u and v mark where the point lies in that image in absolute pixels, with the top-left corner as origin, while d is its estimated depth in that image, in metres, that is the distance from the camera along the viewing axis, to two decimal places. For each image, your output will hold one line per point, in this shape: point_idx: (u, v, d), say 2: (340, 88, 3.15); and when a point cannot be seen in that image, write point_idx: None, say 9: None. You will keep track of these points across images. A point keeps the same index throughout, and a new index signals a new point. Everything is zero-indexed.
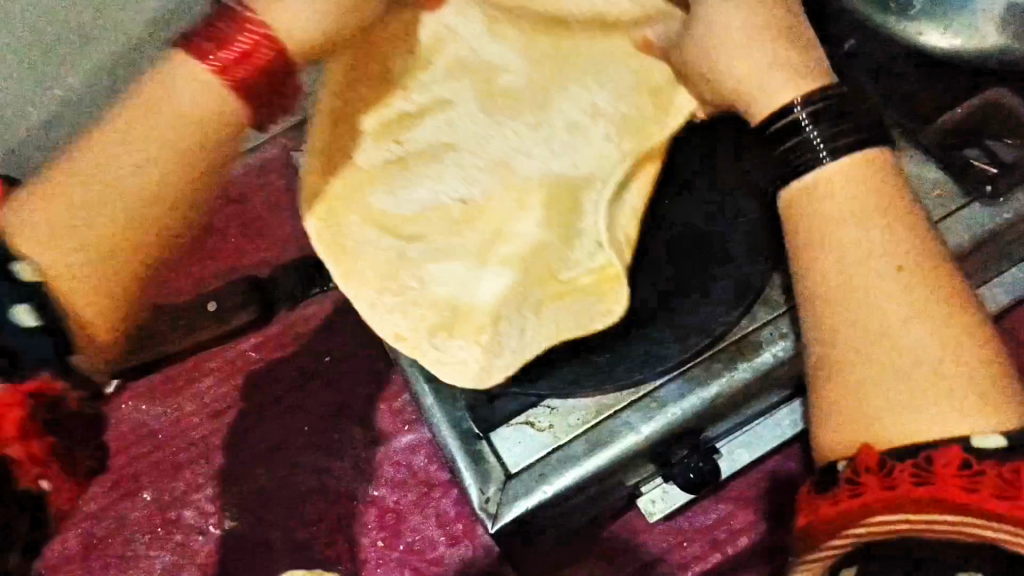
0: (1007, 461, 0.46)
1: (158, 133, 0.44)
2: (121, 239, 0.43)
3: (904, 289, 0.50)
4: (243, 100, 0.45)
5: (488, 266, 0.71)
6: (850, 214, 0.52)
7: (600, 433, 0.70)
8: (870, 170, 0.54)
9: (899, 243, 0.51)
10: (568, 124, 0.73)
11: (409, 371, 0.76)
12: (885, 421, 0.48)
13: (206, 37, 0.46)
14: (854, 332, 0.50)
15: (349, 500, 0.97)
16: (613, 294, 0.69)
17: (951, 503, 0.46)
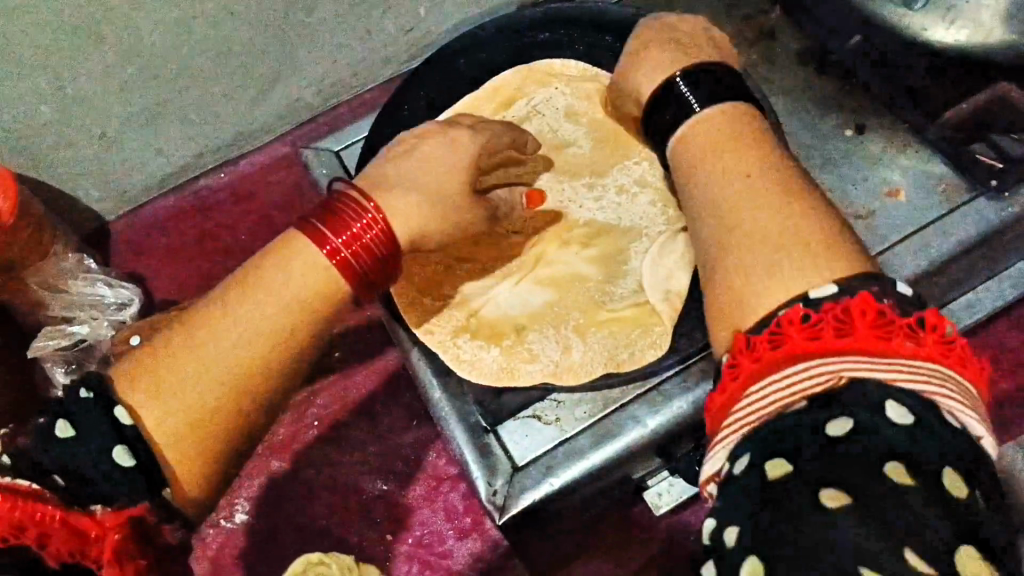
0: (841, 304, 0.45)
1: (259, 317, 0.54)
2: (185, 407, 0.52)
3: (746, 188, 0.53)
4: (348, 278, 0.56)
5: (531, 290, 0.75)
6: (709, 143, 0.57)
7: (606, 426, 0.71)
8: (737, 116, 0.58)
9: (743, 160, 0.54)
10: (617, 186, 0.79)
11: (416, 366, 0.77)
12: (745, 288, 0.49)
13: (325, 222, 0.56)
14: (717, 240, 0.52)
15: (359, 494, 0.93)
16: (646, 330, 0.71)
17: (801, 352, 0.45)
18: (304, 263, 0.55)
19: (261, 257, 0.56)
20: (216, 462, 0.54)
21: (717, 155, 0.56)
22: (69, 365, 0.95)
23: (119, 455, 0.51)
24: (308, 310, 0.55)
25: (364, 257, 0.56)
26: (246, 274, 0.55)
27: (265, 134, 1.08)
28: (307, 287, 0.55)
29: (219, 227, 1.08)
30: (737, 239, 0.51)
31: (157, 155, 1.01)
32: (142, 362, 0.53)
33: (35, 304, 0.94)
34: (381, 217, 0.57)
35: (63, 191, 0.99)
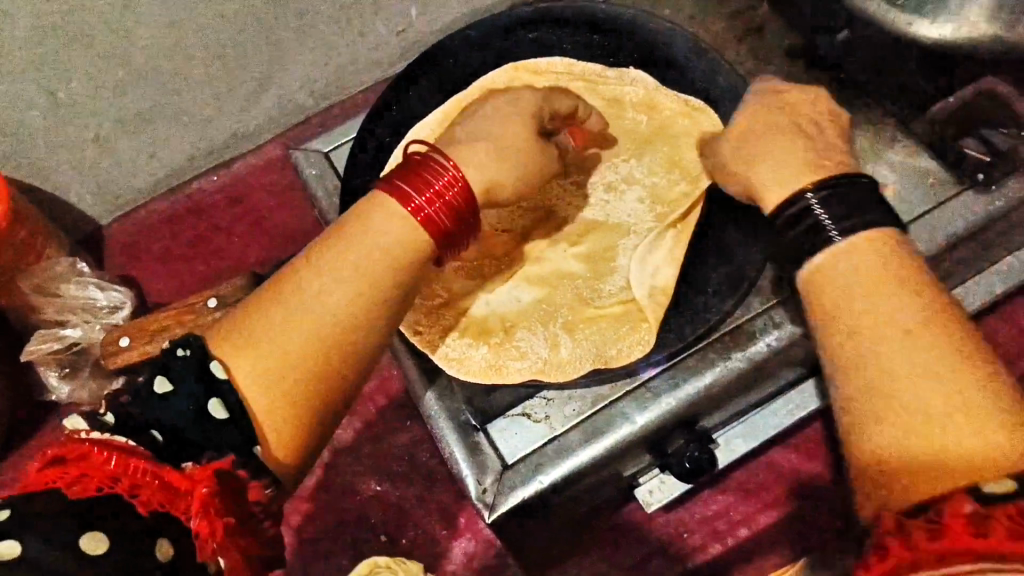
0: (1009, 505, 0.39)
1: (359, 272, 0.51)
2: (293, 362, 0.49)
3: (905, 352, 0.46)
4: (433, 228, 0.54)
5: (518, 286, 0.76)
6: (869, 285, 0.49)
7: (596, 423, 0.71)
8: (883, 252, 0.50)
9: (900, 307, 0.47)
10: (606, 184, 0.79)
11: (405, 363, 0.78)
12: (906, 466, 0.44)
13: (409, 182, 0.55)
14: (888, 411, 0.46)
15: (353, 494, 0.93)
16: (635, 328, 0.71)
17: (958, 551, 0.38)
18: (396, 216, 0.53)
19: (350, 218, 0.54)
20: (313, 419, 0.50)
21: (887, 300, 0.48)
22: (63, 368, 0.96)
23: (213, 408, 0.48)
24: (400, 264, 0.52)
25: (448, 212, 0.55)
26: (342, 232, 0.53)
27: (258, 136, 1.08)
28: (396, 243, 0.52)
29: (212, 230, 1.09)
30: (906, 398, 0.45)
31: (150, 159, 1.02)
32: (232, 322, 0.50)
33: (28, 308, 0.94)
34: (459, 177, 0.56)
35: (57, 194, 0.99)
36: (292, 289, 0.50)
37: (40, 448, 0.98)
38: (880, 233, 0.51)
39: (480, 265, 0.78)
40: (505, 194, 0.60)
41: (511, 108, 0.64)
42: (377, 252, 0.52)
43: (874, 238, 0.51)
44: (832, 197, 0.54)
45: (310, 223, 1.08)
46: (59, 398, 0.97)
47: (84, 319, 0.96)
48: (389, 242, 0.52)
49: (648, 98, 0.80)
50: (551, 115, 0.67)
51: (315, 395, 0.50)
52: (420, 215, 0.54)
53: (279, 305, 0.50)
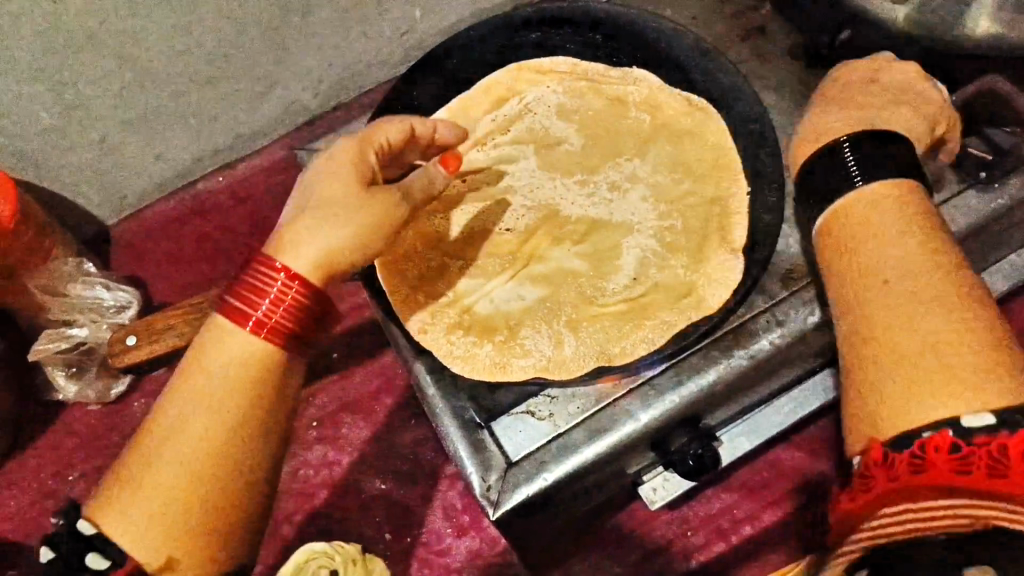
0: (992, 440, 0.45)
1: (207, 407, 0.54)
2: (166, 502, 0.53)
3: (901, 299, 0.51)
4: (277, 336, 0.55)
5: (522, 283, 0.77)
6: (873, 234, 0.55)
7: (600, 421, 0.70)
8: (902, 211, 0.56)
9: (907, 261, 0.52)
10: (609, 183, 0.80)
11: (410, 363, 0.76)
12: (894, 406, 0.48)
13: (242, 297, 0.56)
14: (885, 347, 0.50)
15: (358, 493, 0.93)
16: (641, 324, 0.72)
17: (939, 483, 0.46)
18: (233, 338, 0.55)
19: (192, 353, 0.56)
20: (212, 546, 0.54)
21: (881, 248, 0.54)
22: (69, 368, 0.96)
23: (93, 560, 0.52)
24: (247, 382, 0.55)
25: (292, 315, 0.55)
26: (187, 369, 0.55)
27: (264, 136, 1.08)
28: (240, 367, 0.55)
29: (219, 230, 1.09)
30: (901, 339, 0.50)
31: (156, 160, 1.03)
32: (109, 484, 0.55)
33: (36, 308, 0.95)
34: (294, 275, 0.55)
35: (63, 195, 1.00)
36: (154, 441, 0.54)
37: (47, 447, 0.99)
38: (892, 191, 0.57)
39: (484, 261, 0.79)
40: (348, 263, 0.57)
41: (335, 165, 0.61)
42: (221, 380, 0.54)
43: (885, 195, 0.57)
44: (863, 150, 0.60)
45: None
46: (65, 397, 0.98)
47: (91, 319, 0.96)
48: (232, 365, 0.55)
49: (651, 97, 0.81)
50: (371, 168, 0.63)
51: (198, 525, 0.53)
52: (264, 330, 0.55)
53: (145, 456, 0.54)
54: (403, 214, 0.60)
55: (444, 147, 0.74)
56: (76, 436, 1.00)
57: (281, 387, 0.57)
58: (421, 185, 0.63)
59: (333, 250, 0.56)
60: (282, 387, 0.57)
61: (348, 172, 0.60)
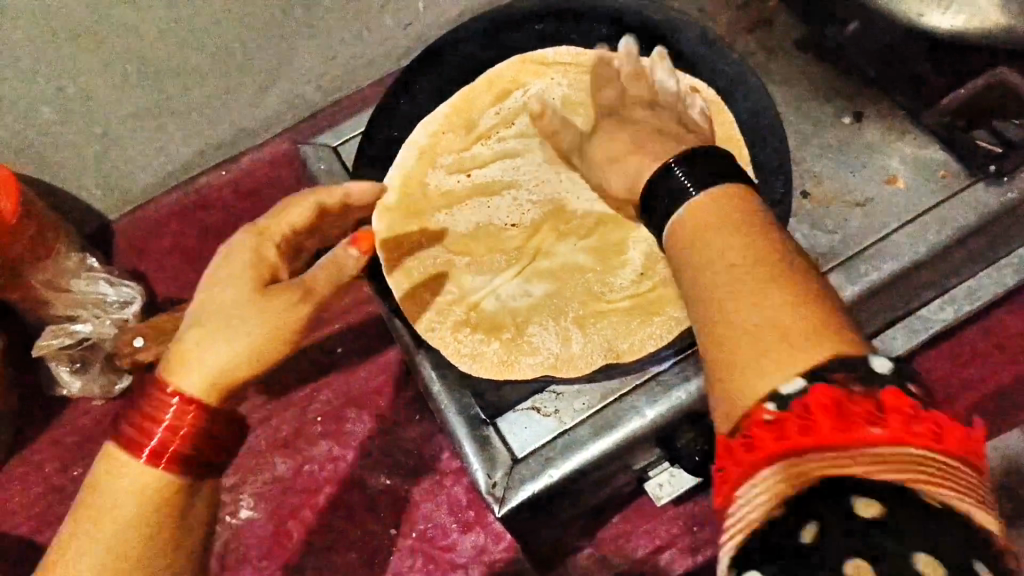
0: (869, 391, 0.38)
1: (106, 536, 0.53)
2: None
3: (747, 284, 0.42)
4: (178, 465, 0.53)
5: (528, 278, 0.77)
6: (712, 225, 0.45)
7: (607, 417, 0.70)
8: (735, 204, 0.46)
9: (739, 243, 0.44)
10: None
11: (417, 360, 0.77)
12: (750, 388, 0.40)
13: (136, 425, 0.53)
14: (736, 336, 0.41)
15: (363, 489, 0.93)
16: (649, 320, 0.71)
17: (822, 445, 0.37)
18: (131, 469, 0.53)
19: (93, 476, 0.54)
20: None
21: (719, 235, 0.44)
22: (72, 363, 0.96)
23: None
24: (148, 511, 0.53)
25: (189, 445, 0.53)
26: (88, 492, 0.54)
27: (265, 130, 1.08)
28: (138, 498, 0.53)
29: (223, 221, 1.11)
30: (745, 320, 0.41)
31: (157, 154, 1.02)
32: None
33: (40, 303, 0.95)
34: (190, 402, 0.53)
35: (65, 189, 1.00)
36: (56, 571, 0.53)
37: (52, 443, 0.99)
38: (727, 190, 0.47)
39: (491, 258, 0.78)
40: (241, 377, 0.54)
41: (230, 272, 0.56)
42: (119, 512, 0.53)
43: (722, 193, 0.47)
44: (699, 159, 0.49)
45: None
46: (70, 392, 0.98)
47: (94, 313, 0.96)
48: (128, 497, 0.53)
49: None
50: (266, 267, 0.57)
51: None
52: (162, 461, 0.53)
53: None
54: (310, 309, 0.55)
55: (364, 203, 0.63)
56: (81, 431, 0.99)
57: (186, 507, 0.56)
58: (326, 275, 0.55)
59: (231, 367, 0.53)
60: (189, 508, 0.56)
61: (245, 278, 0.55)
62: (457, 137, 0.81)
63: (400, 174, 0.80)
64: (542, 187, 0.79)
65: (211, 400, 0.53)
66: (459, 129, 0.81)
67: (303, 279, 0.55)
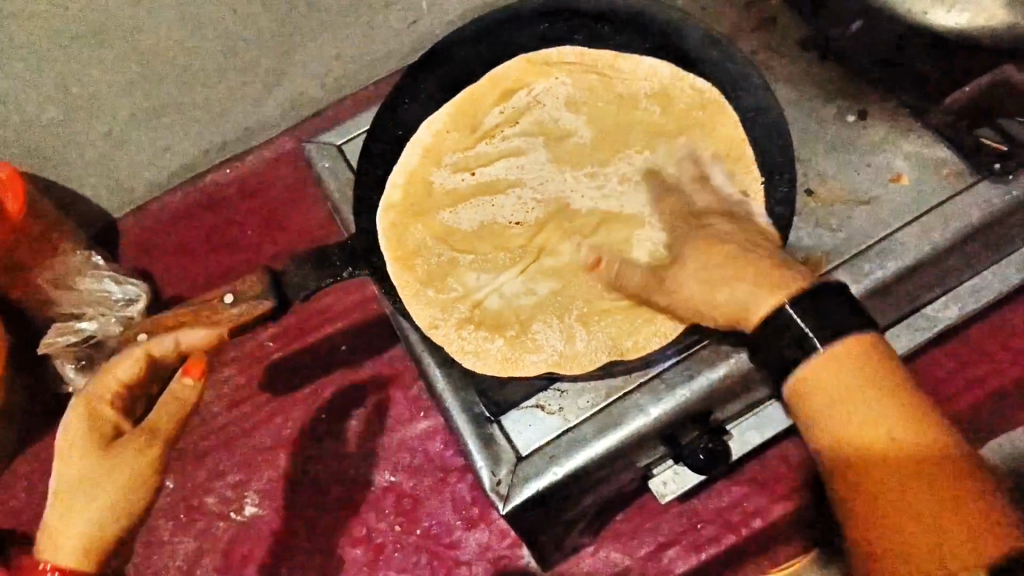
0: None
1: None
2: None
3: (896, 459, 0.51)
4: None
5: (532, 275, 0.77)
6: (849, 389, 0.52)
7: (610, 415, 0.69)
8: (867, 362, 0.52)
9: (889, 417, 0.51)
10: (620, 176, 0.79)
11: (420, 356, 0.76)
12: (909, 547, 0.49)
13: None
14: (899, 510, 0.50)
15: (368, 486, 0.93)
16: (653, 318, 0.72)
17: None
18: None
19: None
20: None
21: (862, 405, 0.51)
22: (79, 360, 0.95)
23: None
24: None
25: None
26: None
27: (270, 129, 1.08)
28: None
29: (230, 225, 1.09)
30: (902, 498, 0.50)
31: (163, 153, 1.03)
32: None
33: (47, 302, 0.96)
34: (51, 563, 0.65)
35: (70, 188, 1.00)
36: None
37: (58, 439, 1.00)
38: (858, 343, 0.53)
39: (495, 256, 0.79)
40: (114, 525, 0.67)
41: (72, 438, 0.69)
42: None
43: (848, 350, 0.53)
44: (808, 304, 0.54)
45: (324, 216, 1.09)
46: (75, 390, 0.96)
47: (100, 311, 0.96)
48: None
49: (662, 90, 0.81)
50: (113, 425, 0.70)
51: None
52: None
53: None
54: (157, 447, 0.69)
55: (204, 338, 0.69)
56: None
57: None
58: (170, 416, 0.68)
59: (97, 525, 0.66)
60: None
61: (87, 442, 0.68)
62: (461, 136, 0.83)
63: (406, 172, 0.82)
64: (545, 183, 0.80)
65: (90, 556, 0.66)
66: (463, 129, 0.83)
67: (147, 423, 0.68)
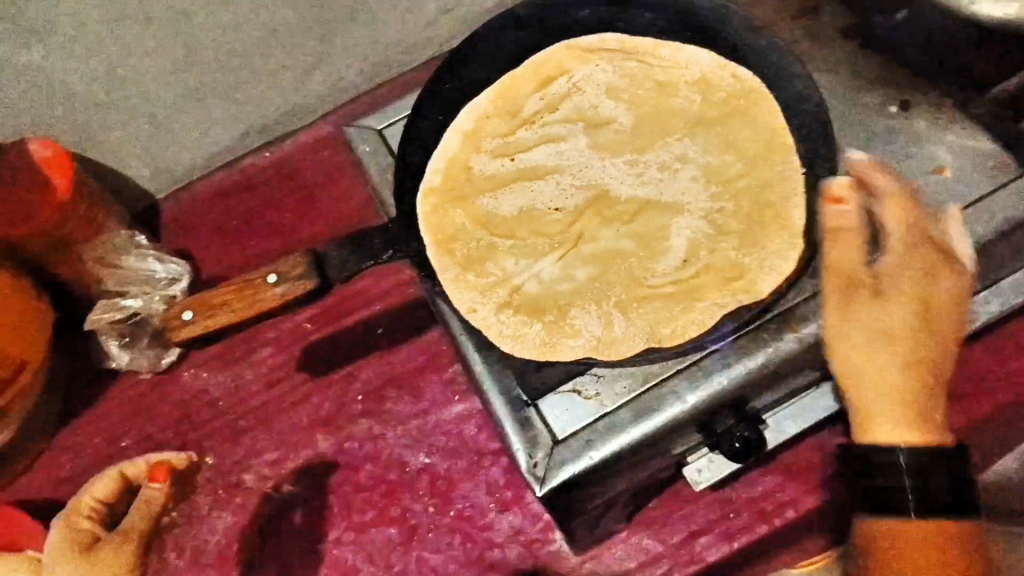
0: None
1: None
2: None
3: None
4: None
5: (571, 260, 0.77)
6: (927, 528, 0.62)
7: (647, 402, 0.70)
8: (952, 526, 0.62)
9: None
10: (659, 164, 0.79)
11: (461, 343, 0.77)
12: None
13: None
14: None
15: (402, 468, 0.95)
16: (692, 305, 0.72)
17: None
18: None
19: None
20: None
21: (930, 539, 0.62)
22: (122, 337, 0.98)
23: None
24: None
25: None
26: None
27: (309, 113, 1.09)
28: None
29: (266, 205, 1.10)
30: None
31: (204, 136, 1.04)
32: None
33: (91, 279, 0.98)
34: None
35: (113, 169, 1.02)
36: None
37: (102, 415, 1.02)
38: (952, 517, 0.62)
39: (533, 241, 0.79)
40: None
41: (63, 539, 0.81)
42: None
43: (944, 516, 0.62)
44: (925, 459, 0.61)
45: (360, 200, 1.09)
46: (118, 365, 1.00)
47: (144, 290, 0.98)
48: None
49: (702, 79, 0.81)
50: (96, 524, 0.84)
51: None
52: None
53: None
54: (134, 541, 0.78)
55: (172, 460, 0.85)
56: (129, 405, 1.02)
57: None
58: (142, 524, 0.78)
59: None
60: None
61: (65, 539, 0.81)
62: (502, 121, 0.83)
63: (446, 156, 0.83)
64: (585, 168, 0.80)
65: None
66: (504, 115, 0.83)
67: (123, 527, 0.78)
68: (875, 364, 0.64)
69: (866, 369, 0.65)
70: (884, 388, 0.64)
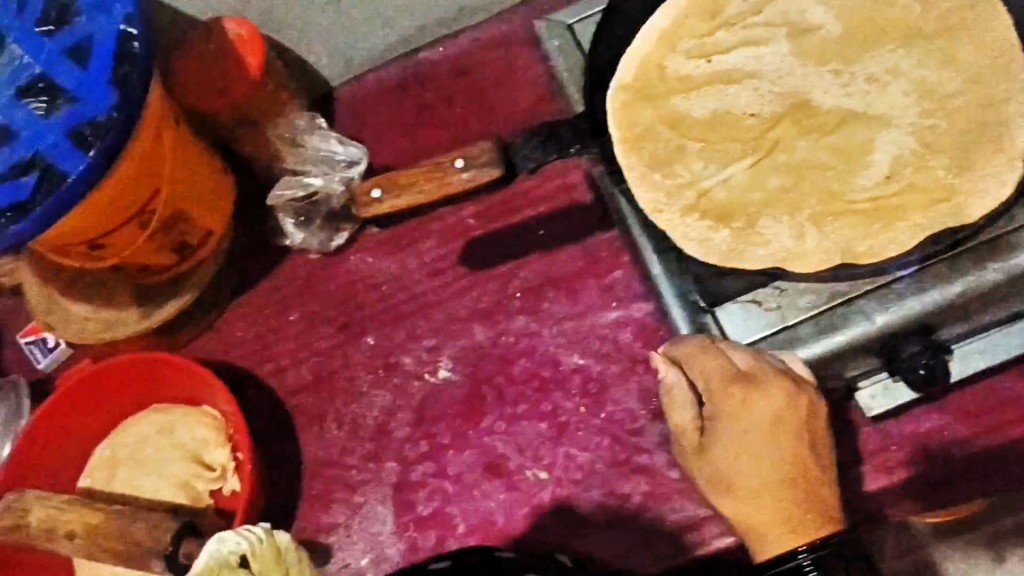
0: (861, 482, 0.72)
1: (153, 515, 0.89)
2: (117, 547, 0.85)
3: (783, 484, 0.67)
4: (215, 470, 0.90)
5: (765, 167, 0.75)
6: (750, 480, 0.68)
7: (833, 318, 0.69)
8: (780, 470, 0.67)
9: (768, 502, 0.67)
10: (866, 76, 0.75)
11: (637, 242, 0.79)
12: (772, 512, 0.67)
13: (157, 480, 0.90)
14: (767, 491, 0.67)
15: (557, 366, 0.96)
16: (895, 223, 0.69)
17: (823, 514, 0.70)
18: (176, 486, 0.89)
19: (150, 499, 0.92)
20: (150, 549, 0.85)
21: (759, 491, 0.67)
22: (298, 215, 1.03)
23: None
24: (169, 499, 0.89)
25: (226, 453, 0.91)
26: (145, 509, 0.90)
27: (488, 10, 1.09)
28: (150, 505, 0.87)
29: (439, 100, 1.09)
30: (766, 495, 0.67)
31: (386, 25, 1.06)
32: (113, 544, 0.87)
33: (272, 156, 1.02)
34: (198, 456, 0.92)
35: (301, 50, 1.06)
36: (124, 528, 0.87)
37: (273, 288, 1.07)
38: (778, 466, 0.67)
39: (726, 146, 0.77)
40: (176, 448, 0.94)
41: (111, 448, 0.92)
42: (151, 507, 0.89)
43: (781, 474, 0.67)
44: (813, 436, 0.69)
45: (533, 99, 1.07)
46: (292, 242, 1.05)
47: (324, 171, 1.01)
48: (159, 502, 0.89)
49: None
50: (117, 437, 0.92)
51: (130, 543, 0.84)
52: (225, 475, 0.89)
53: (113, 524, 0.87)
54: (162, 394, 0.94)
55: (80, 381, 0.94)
56: (298, 280, 1.07)
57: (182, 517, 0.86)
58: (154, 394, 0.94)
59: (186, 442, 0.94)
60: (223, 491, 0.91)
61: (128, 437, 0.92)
62: (700, 22, 0.81)
63: (640, 55, 0.81)
64: (786, 73, 0.77)
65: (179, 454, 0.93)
66: (703, 15, 0.81)
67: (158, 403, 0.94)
68: (768, 474, 0.67)
69: (753, 504, 0.67)
70: (762, 496, 0.67)
